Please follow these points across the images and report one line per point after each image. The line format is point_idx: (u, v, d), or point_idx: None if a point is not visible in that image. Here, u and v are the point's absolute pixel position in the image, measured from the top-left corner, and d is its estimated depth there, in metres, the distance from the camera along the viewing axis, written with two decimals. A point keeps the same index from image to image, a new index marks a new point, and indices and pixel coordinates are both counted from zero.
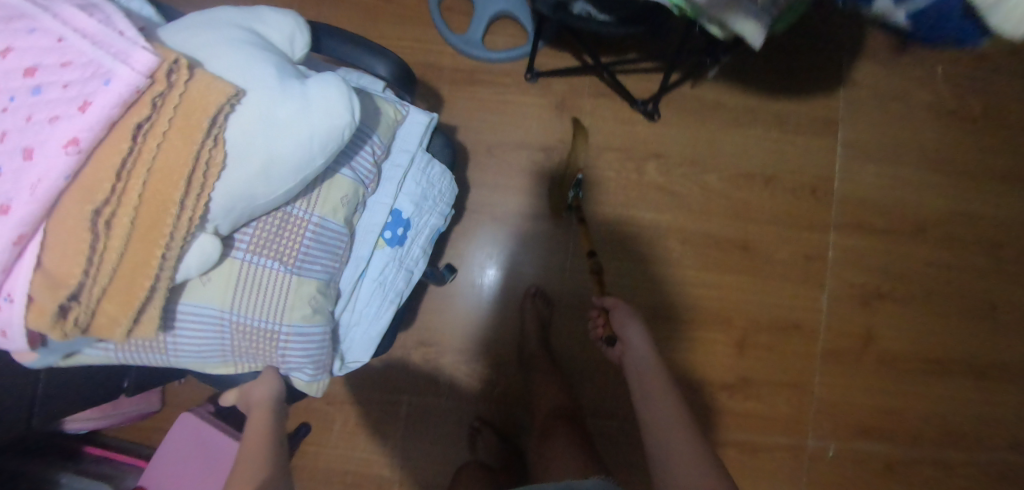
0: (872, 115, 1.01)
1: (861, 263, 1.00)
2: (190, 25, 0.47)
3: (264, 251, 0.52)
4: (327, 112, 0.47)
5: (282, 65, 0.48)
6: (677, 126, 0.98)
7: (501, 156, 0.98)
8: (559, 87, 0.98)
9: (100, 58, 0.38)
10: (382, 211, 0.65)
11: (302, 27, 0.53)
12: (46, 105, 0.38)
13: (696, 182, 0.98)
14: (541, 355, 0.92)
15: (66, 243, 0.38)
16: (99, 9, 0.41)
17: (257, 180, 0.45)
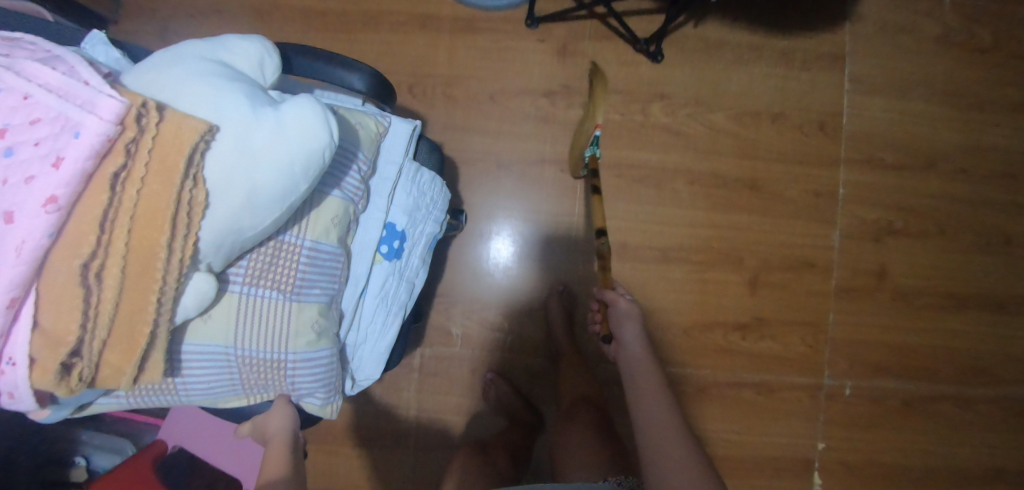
0: (879, 49, 1.00)
1: (872, 199, 0.98)
2: (154, 60, 0.43)
3: (261, 282, 0.49)
4: (303, 136, 0.43)
5: (252, 88, 0.44)
6: (680, 66, 0.97)
7: (504, 104, 0.97)
8: (560, 32, 0.97)
9: (68, 110, 0.35)
10: (376, 226, 0.61)
11: (271, 51, 0.49)
12: (20, 165, 0.34)
13: (701, 122, 0.97)
14: (570, 350, 0.92)
15: (58, 300, 0.36)
16: (63, 59, 0.38)
17: (243, 211, 0.42)
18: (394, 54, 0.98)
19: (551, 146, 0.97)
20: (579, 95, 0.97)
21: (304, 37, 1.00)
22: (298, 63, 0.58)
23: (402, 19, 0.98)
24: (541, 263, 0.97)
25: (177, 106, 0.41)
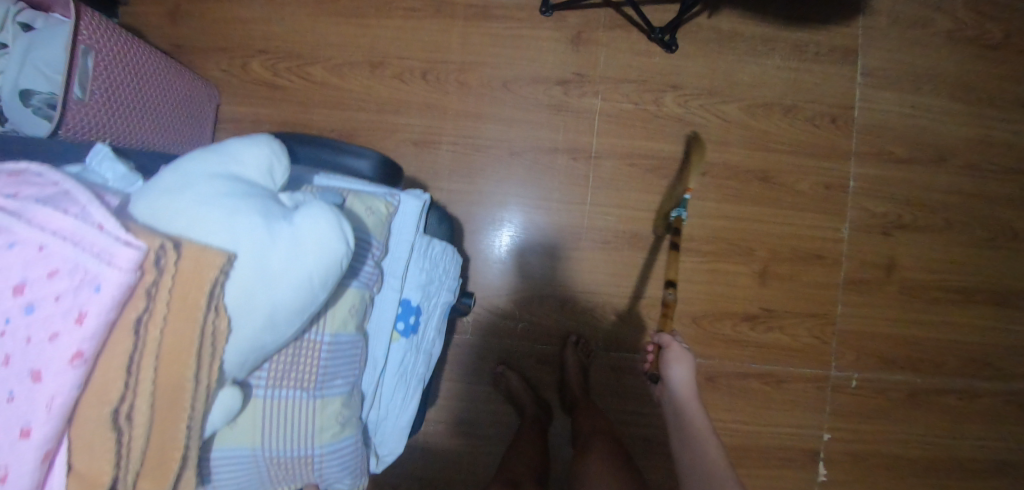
0: (891, 42, 1.00)
1: (882, 192, 0.99)
2: (163, 181, 0.41)
3: (285, 383, 0.48)
4: (320, 249, 0.41)
5: (264, 198, 0.42)
6: (694, 57, 0.97)
7: (518, 92, 0.97)
8: (574, 20, 0.97)
9: (85, 261, 0.33)
10: (392, 305, 0.61)
11: (279, 154, 0.46)
12: (43, 322, 0.33)
13: (714, 112, 0.97)
14: (583, 401, 0.90)
15: (90, 444, 0.34)
16: (73, 198, 0.36)
17: (264, 330, 0.41)
18: (407, 40, 0.98)
19: (564, 133, 0.96)
20: (593, 84, 0.97)
21: (317, 21, 0.99)
22: (302, 155, 0.61)
23: (415, 5, 0.98)
24: (556, 269, 0.96)
25: (186, 234, 0.38)
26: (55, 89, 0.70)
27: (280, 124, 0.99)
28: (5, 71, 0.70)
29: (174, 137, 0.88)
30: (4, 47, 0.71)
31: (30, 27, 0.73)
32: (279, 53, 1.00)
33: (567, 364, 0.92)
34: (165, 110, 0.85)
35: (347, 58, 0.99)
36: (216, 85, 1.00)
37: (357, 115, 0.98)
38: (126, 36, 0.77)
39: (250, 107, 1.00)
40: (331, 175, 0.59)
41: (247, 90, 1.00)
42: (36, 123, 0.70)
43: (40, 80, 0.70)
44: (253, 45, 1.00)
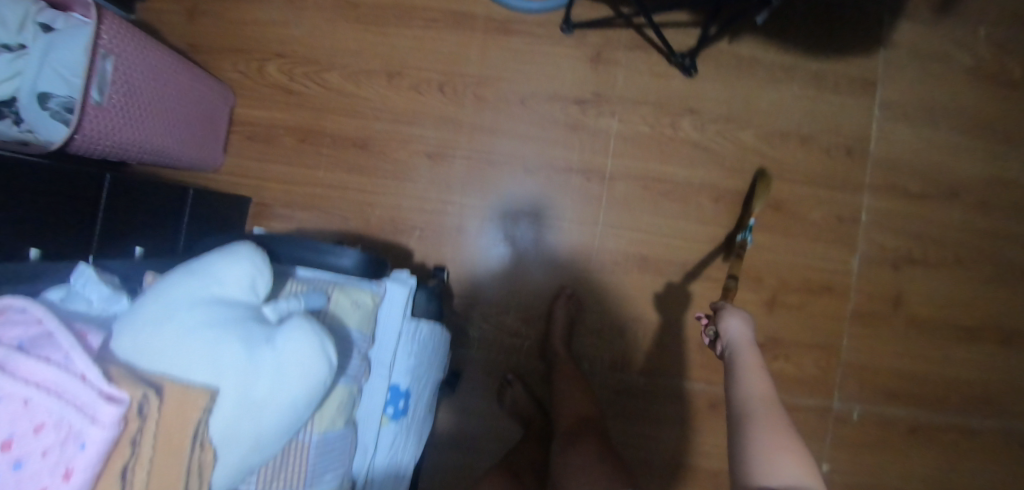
0: (910, 77, 1.00)
1: (894, 226, 0.98)
2: (145, 307, 0.42)
3: (275, 483, 0.52)
4: (304, 373, 0.43)
5: (245, 320, 0.43)
6: (713, 82, 0.97)
7: (534, 109, 0.97)
8: (595, 39, 0.96)
9: (71, 416, 0.33)
10: (380, 393, 0.62)
11: (262, 267, 0.47)
12: (28, 482, 0.33)
13: (731, 138, 0.97)
14: (567, 360, 0.90)
15: None
16: (56, 342, 0.36)
17: (251, 453, 0.43)
18: (426, 50, 0.98)
19: (579, 152, 0.96)
20: (610, 105, 0.96)
21: (336, 27, 0.99)
22: (283, 254, 0.61)
23: (436, 15, 0.97)
24: (563, 268, 0.96)
25: (169, 370, 0.39)
26: (74, 93, 0.70)
27: (294, 130, 0.99)
28: (22, 70, 0.70)
29: (186, 137, 0.87)
30: (22, 46, 0.71)
31: (49, 27, 0.72)
32: (296, 57, 0.99)
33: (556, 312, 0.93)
34: (180, 112, 0.85)
35: (364, 66, 0.98)
36: (232, 87, 0.99)
37: (373, 125, 0.98)
38: (144, 41, 0.77)
39: (265, 111, 0.99)
40: (306, 270, 0.61)
41: (263, 94, 0.99)
42: (53, 126, 0.69)
43: (57, 81, 0.70)
44: (270, 49, 1.00)
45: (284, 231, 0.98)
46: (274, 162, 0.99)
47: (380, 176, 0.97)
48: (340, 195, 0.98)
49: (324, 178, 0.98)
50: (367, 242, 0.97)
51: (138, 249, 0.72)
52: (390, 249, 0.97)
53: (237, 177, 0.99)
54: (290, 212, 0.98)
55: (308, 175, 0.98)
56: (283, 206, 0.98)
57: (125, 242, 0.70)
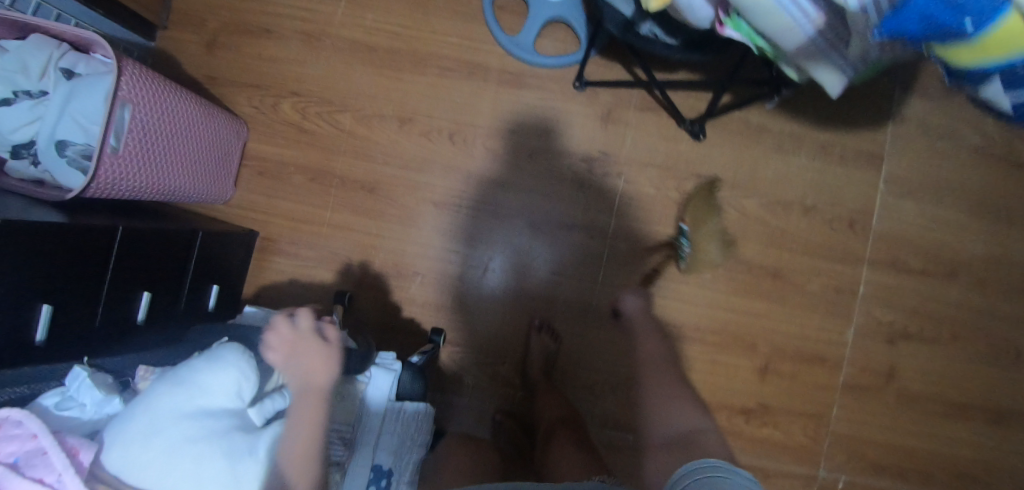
0: (918, 153, 1.00)
1: (891, 300, 0.99)
2: (136, 422, 0.48)
3: None
4: (279, 478, 0.53)
5: (229, 433, 0.51)
6: (721, 147, 0.97)
7: (543, 164, 0.98)
8: (606, 98, 0.97)
9: None
10: (362, 474, 0.70)
11: (249, 376, 0.55)
12: None
13: (734, 205, 0.97)
14: (541, 377, 0.93)
15: None
16: (50, 463, 0.44)
17: None
18: (438, 98, 0.99)
19: (582, 211, 0.97)
20: (617, 164, 0.97)
21: (352, 70, 1.00)
22: None
23: (451, 64, 0.99)
24: (557, 311, 0.97)
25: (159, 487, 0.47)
26: (92, 141, 0.72)
27: (305, 169, 1.00)
28: (42, 117, 0.72)
29: (199, 176, 0.89)
30: (43, 93, 0.73)
31: (71, 72, 0.75)
32: (311, 97, 1.01)
33: (531, 347, 0.94)
34: (193, 152, 0.87)
35: (377, 110, 1.00)
36: (246, 122, 1.01)
37: (381, 169, 0.99)
38: (160, 85, 0.78)
39: (277, 148, 1.01)
40: None
41: (275, 131, 1.01)
42: (71, 174, 0.72)
43: (77, 132, 0.72)
44: (285, 86, 1.01)
45: (287, 267, 1.00)
46: (282, 199, 1.01)
47: (385, 219, 0.99)
48: (346, 235, 0.99)
49: (330, 218, 1.00)
50: (368, 283, 0.98)
51: (146, 294, 0.74)
52: (390, 293, 0.98)
53: (245, 211, 1.01)
54: (295, 249, 1.00)
55: (314, 214, 1.00)
56: (289, 243, 1.00)
57: (133, 288, 0.72)
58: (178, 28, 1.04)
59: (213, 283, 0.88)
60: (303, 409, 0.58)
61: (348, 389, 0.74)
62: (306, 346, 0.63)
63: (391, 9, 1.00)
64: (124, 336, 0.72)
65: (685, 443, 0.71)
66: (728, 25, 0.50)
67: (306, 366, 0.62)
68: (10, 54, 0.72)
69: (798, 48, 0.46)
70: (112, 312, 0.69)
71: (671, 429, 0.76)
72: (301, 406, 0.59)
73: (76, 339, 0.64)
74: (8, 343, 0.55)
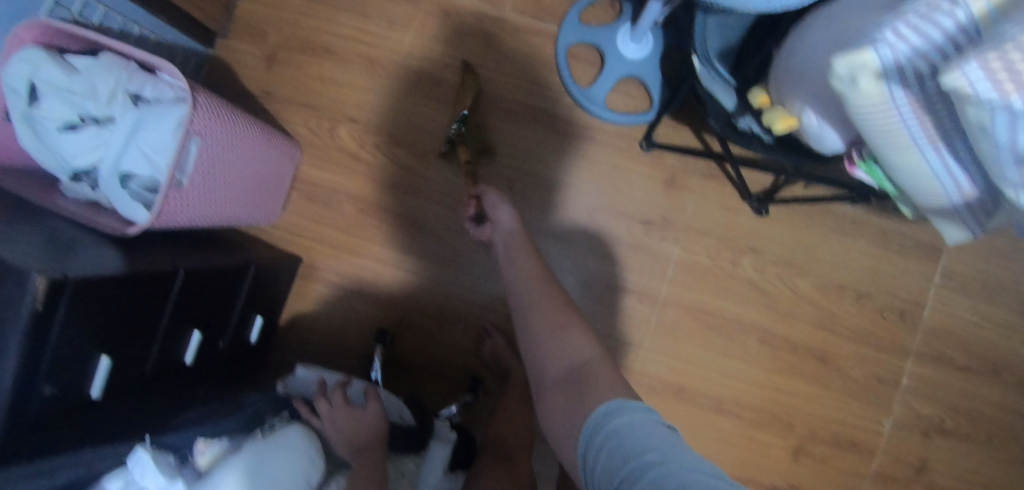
0: (981, 247, 0.95)
1: (932, 394, 0.95)
2: None
3: None
4: None
5: None
6: (782, 224, 0.95)
7: (601, 222, 0.96)
8: (673, 161, 0.95)
9: None
10: None
11: (305, 464, 0.62)
12: None
13: (788, 283, 0.95)
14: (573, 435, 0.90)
15: None
16: None
17: None
18: (500, 141, 0.98)
19: (633, 273, 0.95)
20: (675, 230, 0.95)
21: (414, 102, 0.98)
22: None
23: (516, 108, 0.97)
24: None
25: None
26: (154, 174, 0.70)
27: (355, 198, 0.99)
28: (107, 143, 0.70)
29: (252, 202, 0.88)
30: (110, 119, 0.71)
31: (138, 97, 0.72)
32: (369, 126, 0.99)
33: None
34: (249, 180, 0.84)
35: (437, 147, 0.98)
36: (302, 144, 0.99)
37: (432, 207, 0.98)
38: (228, 114, 0.76)
39: (329, 174, 0.99)
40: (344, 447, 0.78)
41: (329, 156, 0.99)
42: (133, 206, 0.70)
43: (141, 162, 0.70)
44: (344, 112, 0.99)
45: (328, 296, 0.98)
46: (328, 226, 0.99)
47: (434, 259, 0.97)
48: (390, 271, 0.98)
49: (375, 251, 0.98)
50: (409, 322, 0.97)
51: (196, 334, 0.72)
52: (431, 334, 0.97)
53: (291, 236, 0.99)
54: (338, 279, 0.98)
55: (361, 246, 0.98)
56: (330, 271, 0.98)
57: (185, 328, 0.70)
58: (239, 38, 1.01)
59: (258, 314, 0.87)
60: (361, 468, 0.65)
61: (407, 462, 0.79)
62: (348, 418, 0.70)
63: (461, 44, 0.99)
64: (173, 378, 0.70)
65: (573, 379, 0.64)
66: (858, 167, 0.51)
67: (352, 432, 0.69)
68: (79, 76, 0.70)
69: (934, 205, 0.47)
70: (163, 353, 0.67)
71: (564, 363, 0.68)
72: (360, 466, 0.66)
73: (130, 387, 0.63)
74: (66, 399, 0.54)
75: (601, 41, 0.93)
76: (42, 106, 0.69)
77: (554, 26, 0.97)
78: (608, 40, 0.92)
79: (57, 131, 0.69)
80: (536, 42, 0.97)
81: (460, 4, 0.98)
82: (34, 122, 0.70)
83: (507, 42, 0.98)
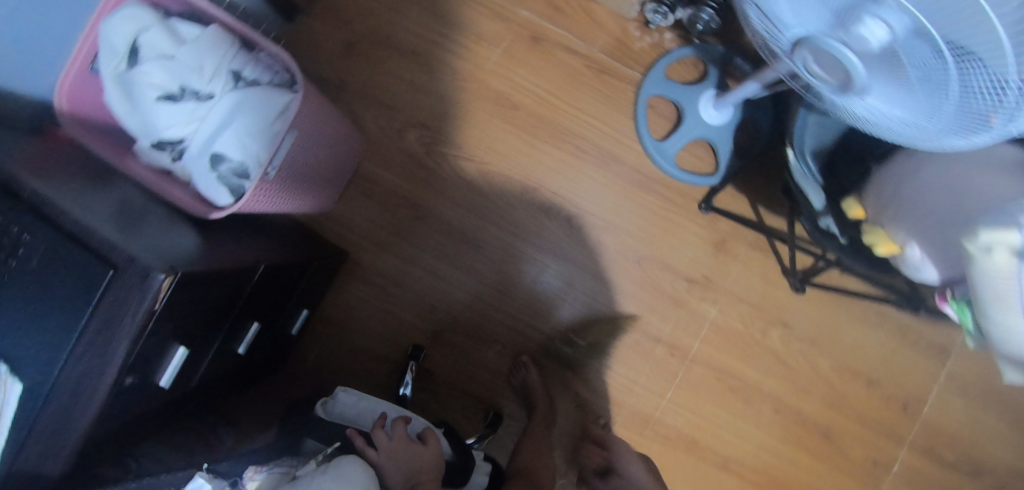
0: (983, 355, 0.99)
1: (916, 484, 1.01)
2: None
3: None
4: None
5: None
6: (815, 304, 0.98)
7: (648, 272, 0.98)
8: (725, 227, 0.98)
9: None
10: None
11: None
12: None
13: (810, 362, 0.98)
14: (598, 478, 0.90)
15: None
16: None
17: None
18: (562, 174, 0.99)
19: (670, 326, 0.97)
20: (716, 292, 0.98)
21: (487, 120, 0.99)
22: None
23: (585, 145, 0.99)
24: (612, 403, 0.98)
25: None
26: (247, 160, 0.69)
27: (412, 204, 0.99)
28: (202, 120, 0.69)
29: (312, 193, 0.88)
30: (209, 95, 0.69)
31: (239, 75, 0.71)
32: (438, 136, 0.99)
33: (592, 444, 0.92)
34: (313, 173, 0.84)
35: (500, 168, 0.99)
36: (367, 140, 0.99)
37: (486, 226, 0.99)
38: (316, 103, 0.76)
39: (390, 175, 0.99)
40: None
41: (392, 156, 0.99)
42: (217, 190, 0.69)
43: (235, 147, 0.69)
44: (416, 115, 0.99)
45: (368, 295, 0.98)
46: (379, 227, 0.99)
47: (481, 279, 0.99)
48: (433, 280, 0.98)
49: (423, 260, 0.99)
50: (442, 336, 0.98)
51: (254, 326, 0.73)
52: (465, 351, 0.98)
53: (341, 229, 0.99)
54: (381, 281, 0.98)
55: (411, 252, 0.99)
56: (375, 271, 0.98)
57: (246, 321, 0.71)
58: (320, 19, 0.99)
59: (303, 308, 0.88)
60: None
61: None
62: (410, 453, 0.65)
63: (541, 71, 0.99)
64: (220, 366, 0.70)
65: None
66: (947, 301, 0.57)
67: (413, 466, 0.64)
68: (186, 47, 0.69)
69: (1012, 353, 0.50)
70: (223, 343, 0.68)
71: None
72: None
73: (184, 379, 0.62)
74: (137, 387, 0.53)
75: (682, 100, 0.95)
76: (140, 69, 0.66)
77: (638, 74, 0.99)
78: (688, 100, 0.95)
79: (151, 99, 0.67)
80: (615, 85, 0.99)
81: (551, 34, 0.99)
82: (128, 84, 0.67)
83: (586, 78, 0.99)
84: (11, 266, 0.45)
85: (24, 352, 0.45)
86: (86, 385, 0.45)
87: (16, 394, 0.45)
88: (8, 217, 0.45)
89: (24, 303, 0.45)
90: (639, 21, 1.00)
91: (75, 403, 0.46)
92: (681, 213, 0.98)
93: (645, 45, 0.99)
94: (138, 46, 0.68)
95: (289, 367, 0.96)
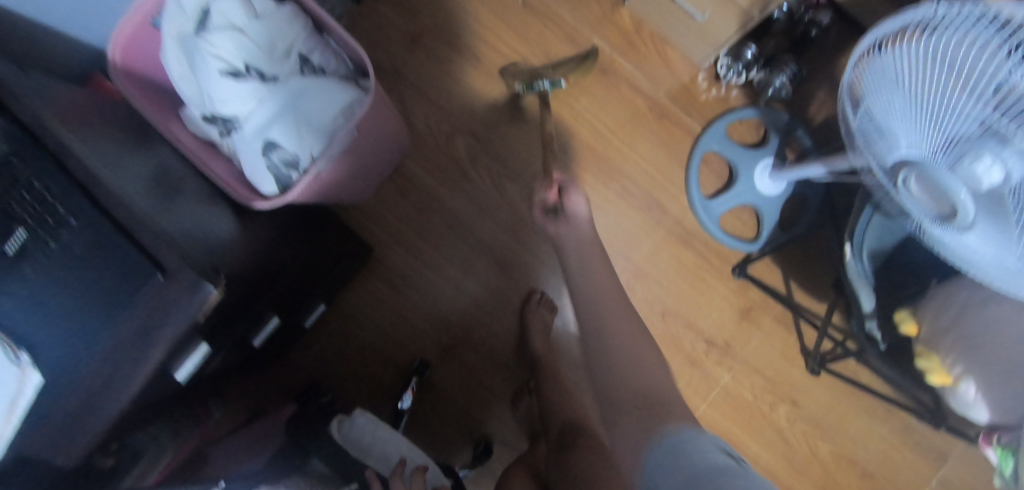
0: (984, 471, 0.98)
1: None
2: None
3: None
4: None
5: None
6: (826, 388, 0.97)
7: (669, 325, 0.97)
8: (754, 295, 0.97)
9: None
10: None
11: None
12: None
13: (810, 444, 0.98)
14: None
15: None
16: None
17: None
18: (603, 210, 0.97)
19: (681, 384, 0.96)
20: (732, 360, 0.97)
21: (538, 145, 0.97)
22: None
23: (631, 186, 0.97)
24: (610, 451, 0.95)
25: None
26: (300, 151, 0.66)
27: (447, 211, 0.97)
28: (263, 103, 0.66)
29: (350, 188, 0.86)
30: (274, 78, 0.67)
31: (307, 61, 0.68)
32: (487, 149, 0.97)
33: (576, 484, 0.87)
34: (358, 170, 0.82)
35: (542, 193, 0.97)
36: (414, 139, 0.96)
37: (517, 248, 0.97)
38: (383, 110, 0.75)
39: (429, 178, 0.97)
40: None
41: (436, 160, 0.97)
42: (264, 176, 0.66)
43: (290, 137, 0.66)
44: (467, 124, 0.97)
45: (383, 296, 0.96)
46: (408, 229, 0.96)
47: (503, 301, 0.97)
48: (454, 293, 0.96)
49: (447, 270, 0.96)
50: (451, 350, 0.96)
51: (273, 321, 0.71)
52: (473, 370, 0.96)
53: (370, 224, 0.96)
54: (400, 284, 0.96)
55: (434, 260, 0.96)
56: (396, 273, 0.96)
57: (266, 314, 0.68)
58: (391, 9, 0.97)
59: (320, 302, 0.86)
60: None
61: None
62: None
63: (601, 103, 0.97)
64: (233, 354, 0.68)
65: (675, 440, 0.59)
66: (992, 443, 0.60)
67: None
68: (258, 22, 0.66)
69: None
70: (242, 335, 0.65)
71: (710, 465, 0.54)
72: None
73: (198, 370, 0.59)
74: (155, 384, 0.49)
75: (738, 162, 0.93)
76: (207, 37, 0.63)
77: (698, 125, 0.97)
78: (744, 164, 0.93)
79: (213, 69, 0.64)
80: (674, 132, 0.97)
81: (620, 67, 0.97)
82: (190, 49, 0.64)
83: (646, 120, 0.97)
84: (50, 249, 0.41)
85: (50, 342, 0.40)
86: (111, 390, 0.42)
87: (34, 389, 0.39)
88: (57, 194, 0.41)
89: (56, 291, 0.41)
90: (709, 73, 0.98)
91: (94, 407, 0.42)
92: (714, 273, 0.97)
93: (711, 99, 0.98)
94: (207, 11, 0.64)
95: (292, 356, 0.94)
